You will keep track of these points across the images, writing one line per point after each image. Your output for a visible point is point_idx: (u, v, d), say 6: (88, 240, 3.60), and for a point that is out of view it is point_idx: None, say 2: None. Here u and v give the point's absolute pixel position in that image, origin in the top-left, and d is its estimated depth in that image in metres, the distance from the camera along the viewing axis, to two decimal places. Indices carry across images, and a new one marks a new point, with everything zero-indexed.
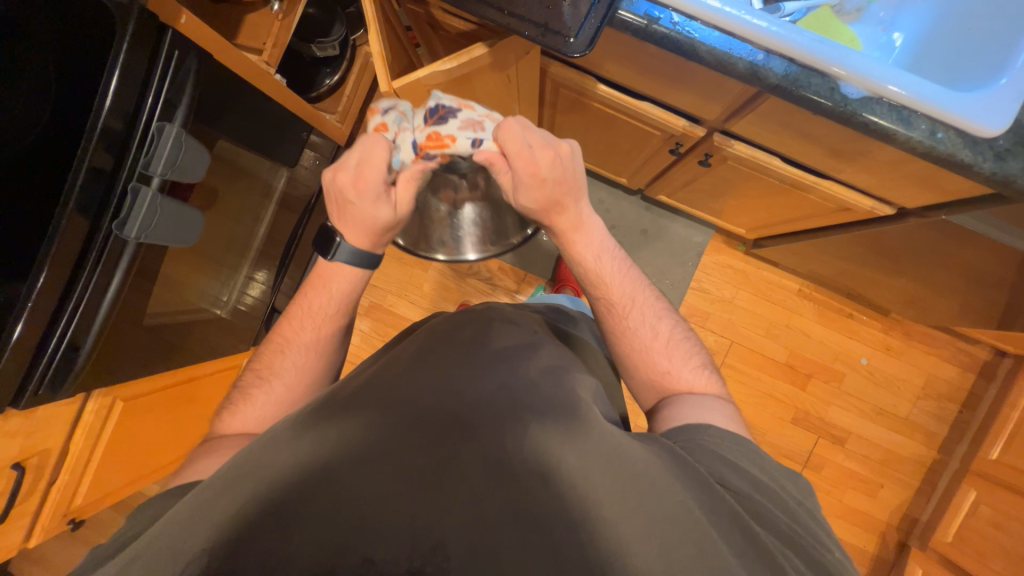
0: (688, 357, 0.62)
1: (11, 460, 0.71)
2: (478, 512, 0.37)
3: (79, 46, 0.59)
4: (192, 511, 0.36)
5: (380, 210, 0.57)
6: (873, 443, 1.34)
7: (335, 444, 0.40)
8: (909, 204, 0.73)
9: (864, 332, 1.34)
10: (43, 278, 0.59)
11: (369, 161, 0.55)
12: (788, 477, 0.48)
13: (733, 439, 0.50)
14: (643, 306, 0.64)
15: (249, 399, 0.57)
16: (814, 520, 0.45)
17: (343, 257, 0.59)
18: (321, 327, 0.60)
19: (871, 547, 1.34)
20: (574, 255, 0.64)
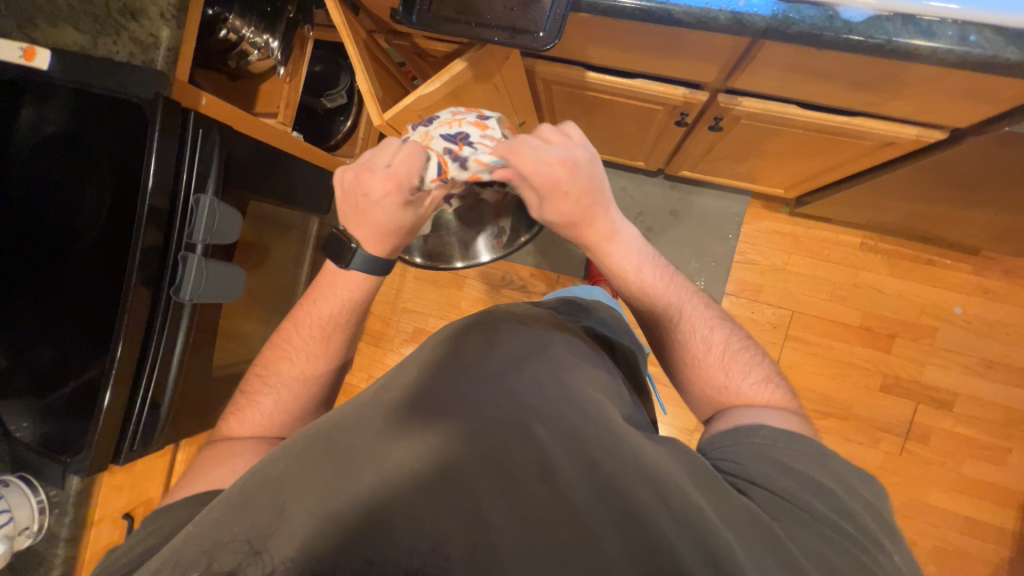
0: (747, 370, 0.58)
1: (120, 512, 0.81)
2: (481, 519, 0.40)
3: (130, 142, 0.69)
4: (222, 516, 0.40)
5: (404, 214, 0.60)
6: (989, 403, 1.16)
7: (350, 467, 0.43)
8: (963, 123, 0.64)
9: (951, 277, 1.18)
10: (122, 347, 0.68)
11: (409, 164, 0.58)
12: (854, 476, 0.45)
13: (788, 436, 0.49)
14: (693, 316, 0.62)
15: (255, 405, 0.60)
16: (877, 520, 0.42)
17: (359, 263, 0.62)
18: (331, 336, 0.64)
19: (1012, 524, 1.15)
20: (613, 266, 0.63)
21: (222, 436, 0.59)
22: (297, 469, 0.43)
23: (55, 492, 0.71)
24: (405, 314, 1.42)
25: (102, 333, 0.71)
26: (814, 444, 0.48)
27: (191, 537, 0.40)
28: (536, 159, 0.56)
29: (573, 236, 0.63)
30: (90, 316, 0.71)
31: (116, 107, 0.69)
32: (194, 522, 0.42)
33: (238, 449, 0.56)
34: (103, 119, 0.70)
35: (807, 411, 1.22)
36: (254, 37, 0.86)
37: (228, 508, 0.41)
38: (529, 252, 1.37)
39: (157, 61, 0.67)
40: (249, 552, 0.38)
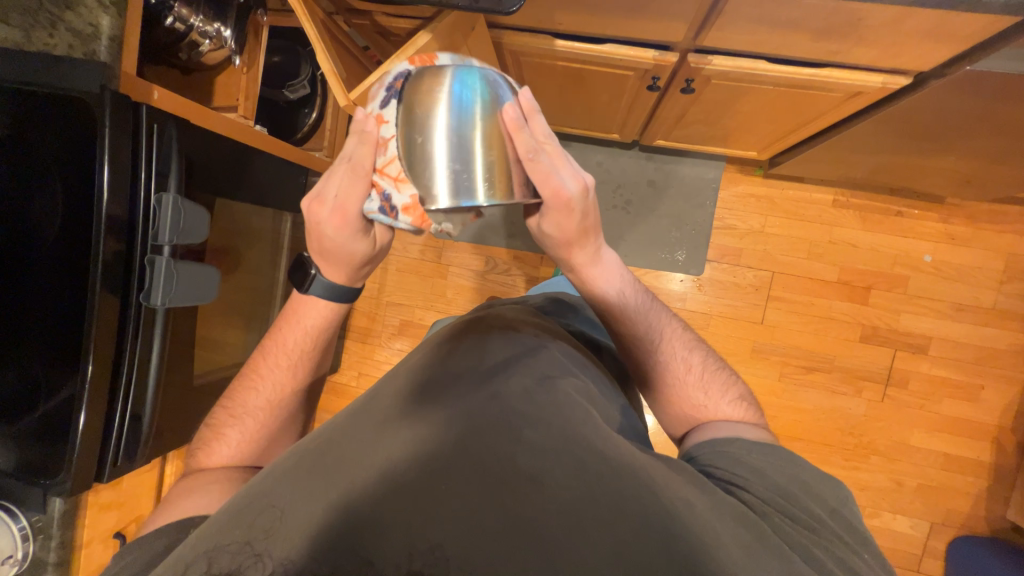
0: (724, 388, 0.60)
1: (111, 530, 0.78)
2: (477, 519, 0.39)
3: (77, 142, 0.65)
4: (220, 526, 0.39)
5: (357, 244, 0.54)
6: (962, 343, 1.22)
7: (339, 473, 0.42)
8: (926, 67, 0.66)
9: (920, 227, 1.22)
10: (93, 362, 0.65)
11: (349, 192, 0.49)
12: (818, 481, 0.49)
13: (759, 446, 0.51)
14: (673, 338, 0.62)
15: (222, 439, 0.59)
16: (842, 524, 0.46)
17: (320, 290, 0.59)
18: (297, 363, 0.61)
19: (987, 456, 1.21)
20: (592, 290, 0.61)
21: (192, 470, 0.58)
22: (289, 481, 0.42)
23: (37, 517, 0.68)
24: (390, 307, 1.40)
25: (70, 350, 0.67)
26: (787, 453, 0.51)
27: (185, 552, 0.39)
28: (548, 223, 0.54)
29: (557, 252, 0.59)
30: (57, 333, 0.68)
31: (60, 106, 0.64)
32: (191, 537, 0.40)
33: (206, 480, 0.54)
34: (46, 120, 0.66)
35: (793, 367, 1.26)
36: (204, 26, 0.82)
37: (221, 519, 0.40)
38: (511, 236, 1.36)
39: (100, 52, 0.63)
40: (249, 554, 0.37)
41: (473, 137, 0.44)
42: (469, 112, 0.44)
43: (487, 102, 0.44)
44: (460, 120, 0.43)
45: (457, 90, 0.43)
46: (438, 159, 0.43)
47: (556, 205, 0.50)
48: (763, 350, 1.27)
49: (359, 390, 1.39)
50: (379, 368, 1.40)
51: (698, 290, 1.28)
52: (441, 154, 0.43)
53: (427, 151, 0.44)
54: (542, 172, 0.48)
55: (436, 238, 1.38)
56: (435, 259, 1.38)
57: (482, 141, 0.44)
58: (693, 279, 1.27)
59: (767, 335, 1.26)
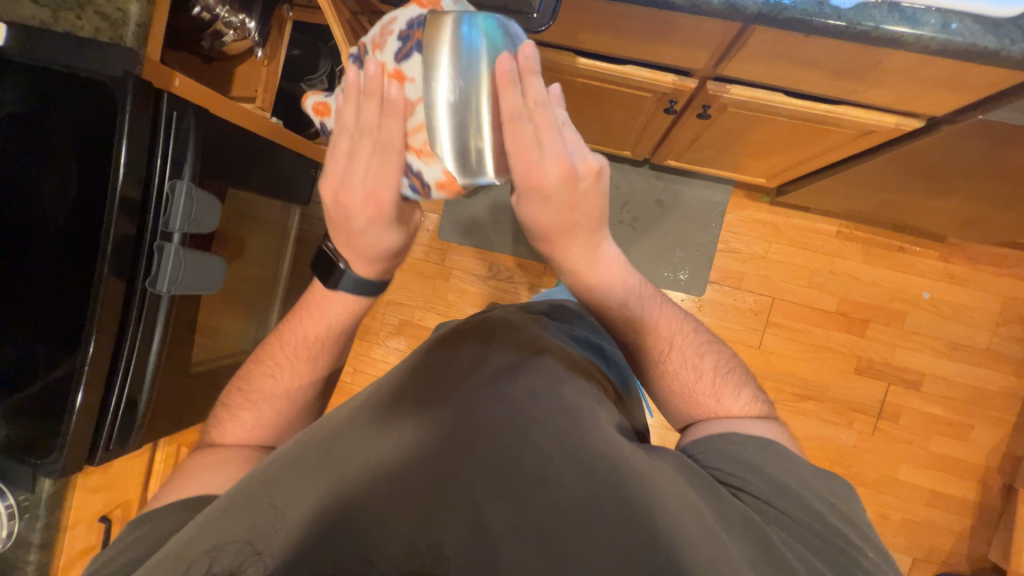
0: (737, 392, 0.58)
1: (96, 514, 0.77)
2: (480, 522, 0.40)
3: (96, 124, 0.66)
4: (219, 521, 0.40)
5: (389, 236, 0.51)
6: (954, 382, 1.23)
7: (341, 470, 0.43)
8: (938, 112, 0.67)
9: (920, 264, 1.23)
10: (93, 344, 0.65)
11: (381, 178, 0.45)
12: (818, 477, 0.48)
13: (759, 442, 0.51)
14: (683, 343, 0.60)
15: (238, 421, 0.59)
16: (845, 523, 0.46)
17: (349, 284, 0.58)
18: (316, 355, 0.62)
19: (972, 496, 1.22)
20: (602, 296, 0.58)
21: (207, 447, 0.58)
22: (292, 479, 0.42)
23: (25, 496, 0.67)
24: (391, 306, 1.40)
25: (71, 330, 0.67)
26: (782, 447, 0.50)
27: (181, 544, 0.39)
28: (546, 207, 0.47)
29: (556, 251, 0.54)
30: (60, 310, 0.68)
31: (81, 87, 0.65)
32: (194, 522, 0.42)
33: (223, 457, 0.55)
34: (66, 99, 0.66)
35: (786, 394, 1.27)
36: (230, 17, 0.82)
37: (219, 514, 0.41)
38: (516, 244, 1.36)
39: (126, 37, 0.64)
40: (250, 551, 0.38)
41: (479, 105, 0.40)
42: (474, 73, 0.39)
43: (497, 49, 0.40)
44: (467, 62, 0.39)
45: (466, 45, 0.39)
46: (443, 131, 0.40)
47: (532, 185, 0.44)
48: (757, 375, 1.27)
49: (353, 387, 1.39)
50: (374, 366, 1.39)
51: (698, 311, 1.28)
52: (443, 126, 0.40)
53: (432, 120, 0.40)
54: (522, 142, 0.42)
55: (441, 240, 1.39)
56: (439, 261, 1.39)
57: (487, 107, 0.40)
58: (694, 300, 1.28)
59: (763, 360, 1.27)
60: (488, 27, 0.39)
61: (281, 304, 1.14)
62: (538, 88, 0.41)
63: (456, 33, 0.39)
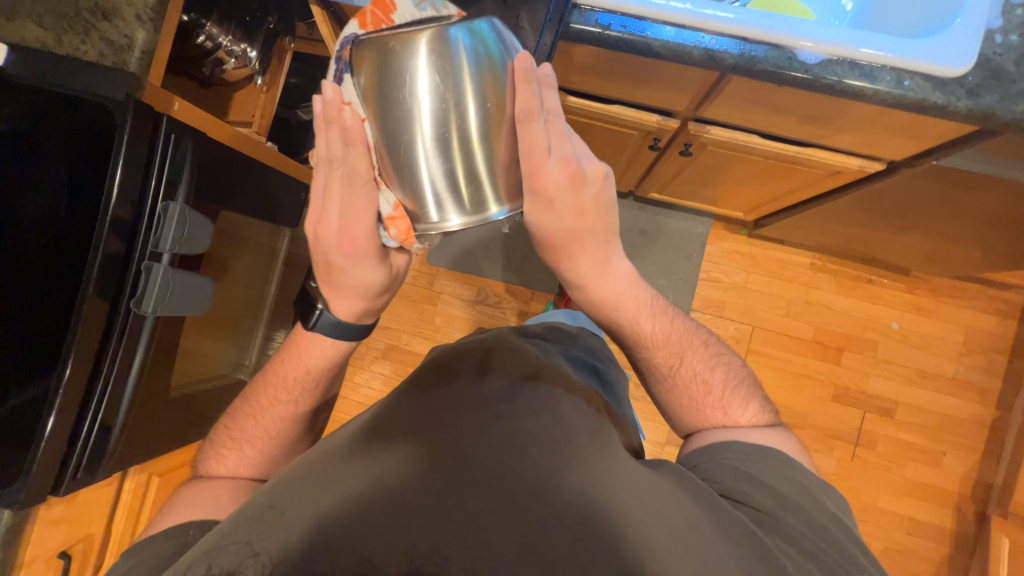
0: (745, 401, 0.58)
1: (57, 549, 0.71)
2: (479, 538, 0.40)
3: (93, 145, 0.66)
4: (225, 534, 0.41)
5: (371, 272, 0.54)
6: (925, 410, 1.28)
7: (342, 486, 0.43)
8: (897, 156, 0.73)
9: (888, 295, 1.30)
10: (71, 366, 0.63)
11: (352, 215, 0.48)
12: (815, 485, 0.49)
13: (760, 451, 0.52)
14: (693, 357, 0.59)
15: (219, 460, 0.58)
16: (844, 531, 0.47)
17: (328, 326, 0.58)
18: (296, 398, 0.60)
19: (948, 523, 1.25)
20: (611, 317, 0.59)
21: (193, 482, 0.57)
22: (296, 492, 0.43)
23: None
24: (377, 330, 1.39)
25: (49, 352, 0.66)
26: (782, 455, 0.51)
27: (186, 558, 0.40)
28: (555, 215, 0.49)
29: (562, 265, 0.54)
30: (39, 331, 0.66)
31: (77, 107, 0.65)
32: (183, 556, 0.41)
33: (204, 492, 0.54)
34: (61, 119, 0.66)
35: None
36: (231, 46, 0.85)
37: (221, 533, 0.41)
38: (505, 270, 1.38)
39: (130, 62, 0.66)
40: (249, 554, 0.39)
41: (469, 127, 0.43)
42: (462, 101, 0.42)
43: (484, 62, 0.41)
44: (454, 79, 0.41)
45: (448, 70, 0.40)
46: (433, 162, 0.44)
47: (535, 191, 0.47)
48: None
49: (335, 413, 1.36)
50: (357, 392, 1.37)
51: None
52: (433, 158, 0.44)
53: (415, 147, 0.43)
54: (534, 141, 0.44)
55: (430, 264, 1.39)
56: (427, 285, 1.39)
57: (478, 133, 0.43)
58: None
59: None
60: (475, 31, 0.40)
61: (265, 327, 1.12)
62: (536, 92, 0.42)
63: (435, 54, 0.40)
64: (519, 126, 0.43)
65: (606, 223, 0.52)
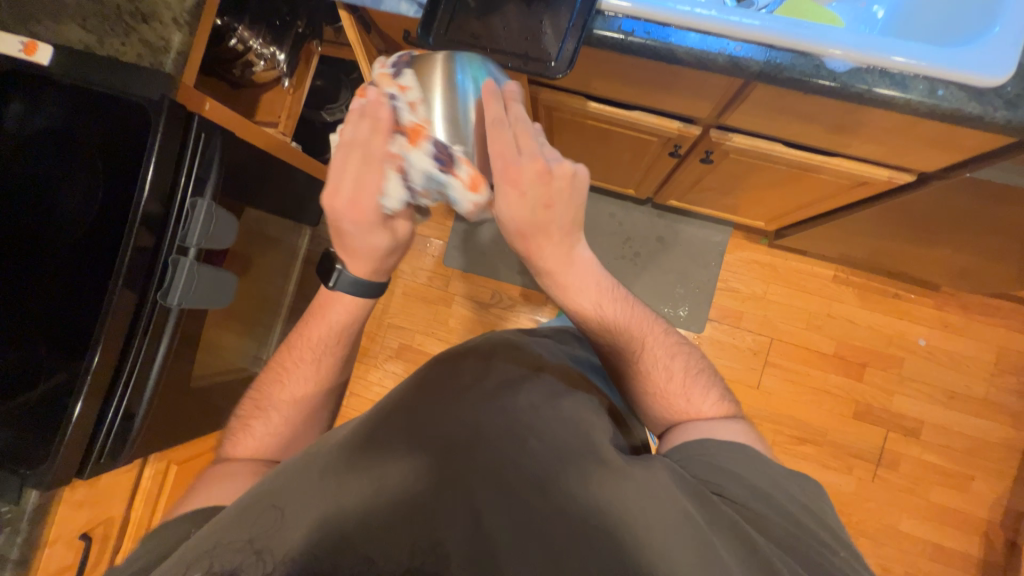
0: (707, 390, 0.59)
1: (78, 531, 0.73)
2: (481, 528, 0.42)
3: (128, 143, 0.69)
4: (230, 522, 0.41)
5: (377, 236, 0.55)
6: (952, 431, 1.23)
7: (344, 483, 0.44)
8: (929, 168, 0.70)
9: (915, 311, 1.26)
10: (100, 354, 0.65)
11: (363, 187, 0.50)
12: (793, 484, 0.49)
13: (732, 445, 0.51)
14: (654, 346, 0.60)
15: (248, 431, 0.59)
16: (828, 529, 0.46)
17: (346, 284, 0.60)
18: (321, 356, 0.62)
19: (975, 551, 1.19)
20: (573, 303, 0.59)
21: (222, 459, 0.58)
22: (294, 489, 0.44)
23: (9, 508, 0.64)
24: (392, 330, 1.40)
25: (77, 342, 0.68)
26: (752, 449, 0.51)
27: (178, 557, 0.39)
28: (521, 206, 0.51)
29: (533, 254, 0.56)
30: (68, 320, 0.69)
31: (115, 105, 0.68)
32: (179, 551, 0.40)
33: (234, 469, 0.55)
34: (98, 117, 0.69)
35: (786, 437, 1.25)
36: (261, 49, 0.88)
37: (223, 522, 0.41)
38: (520, 273, 1.39)
39: (166, 64, 0.68)
40: (249, 551, 0.39)
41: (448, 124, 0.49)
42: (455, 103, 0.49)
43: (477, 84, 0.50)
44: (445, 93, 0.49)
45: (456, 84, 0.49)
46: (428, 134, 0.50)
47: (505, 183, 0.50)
48: (756, 416, 1.27)
49: (348, 410, 1.37)
50: (371, 390, 1.38)
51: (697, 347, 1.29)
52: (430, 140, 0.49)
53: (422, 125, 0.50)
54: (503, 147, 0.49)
55: (446, 266, 1.41)
56: (442, 287, 1.40)
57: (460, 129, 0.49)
58: (694, 336, 1.28)
59: (762, 401, 1.27)
60: (475, 72, 0.50)
61: (284, 322, 1.14)
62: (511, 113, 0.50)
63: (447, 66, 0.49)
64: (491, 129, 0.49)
65: (573, 218, 0.55)
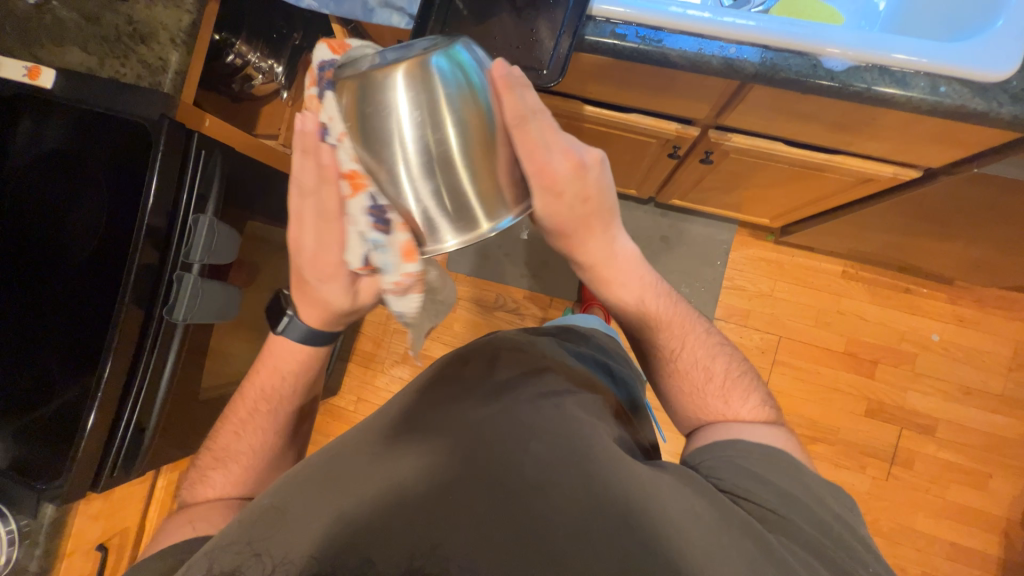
0: (746, 394, 0.56)
1: (93, 542, 0.75)
2: (482, 530, 0.41)
3: (130, 162, 0.70)
4: (239, 530, 0.42)
5: (332, 292, 0.54)
6: (969, 428, 1.20)
7: (350, 486, 0.44)
8: (935, 164, 0.69)
9: (928, 306, 1.23)
10: (109, 368, 0.66)
11: (321, 241, 0.50)
12: (823, 487, 0.47)
13: (764, 450, 0.49)
14: (694, 342, 0.58)
15: (207, 480, 0.59)
16: (852, 531, 0.45)
17: (297, 332, 0.58)
18: (275, 410, 0.60)
19: (994, 549, 1.17)
20: (615, 293, 0.58)
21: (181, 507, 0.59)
22: (298, 496, 0.44)
23: (26, 521, 0.66)
24: (397, 335, 1.41)
25: (87, 357, 0.70)
26: (786, 455, 0.49)
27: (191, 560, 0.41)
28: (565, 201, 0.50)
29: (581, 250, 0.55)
30: (77, 337, 0.70)
31: (118, 126, 0.69)
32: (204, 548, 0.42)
33: (192, 517, 0.56)
34: (101, 138, 0.70)
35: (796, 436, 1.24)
36: (259, 62, 0.89)
37: (238, 526, 0.42)
38: (524, 275, 1.39)
39: (165, 83, 0.69)
40: (249, 554, 0.40)
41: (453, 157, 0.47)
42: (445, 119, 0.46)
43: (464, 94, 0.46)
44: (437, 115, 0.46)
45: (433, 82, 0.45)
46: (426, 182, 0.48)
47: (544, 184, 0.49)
48: None
49: (356, 416, 1.39)
50: (378, 395, 1.39)
51: None
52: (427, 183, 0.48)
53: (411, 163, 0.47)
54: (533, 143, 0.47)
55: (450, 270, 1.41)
56: None
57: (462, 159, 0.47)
58: None
59: None
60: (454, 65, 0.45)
61: None
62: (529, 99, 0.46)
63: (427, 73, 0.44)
64: (514, 131, 0.47)
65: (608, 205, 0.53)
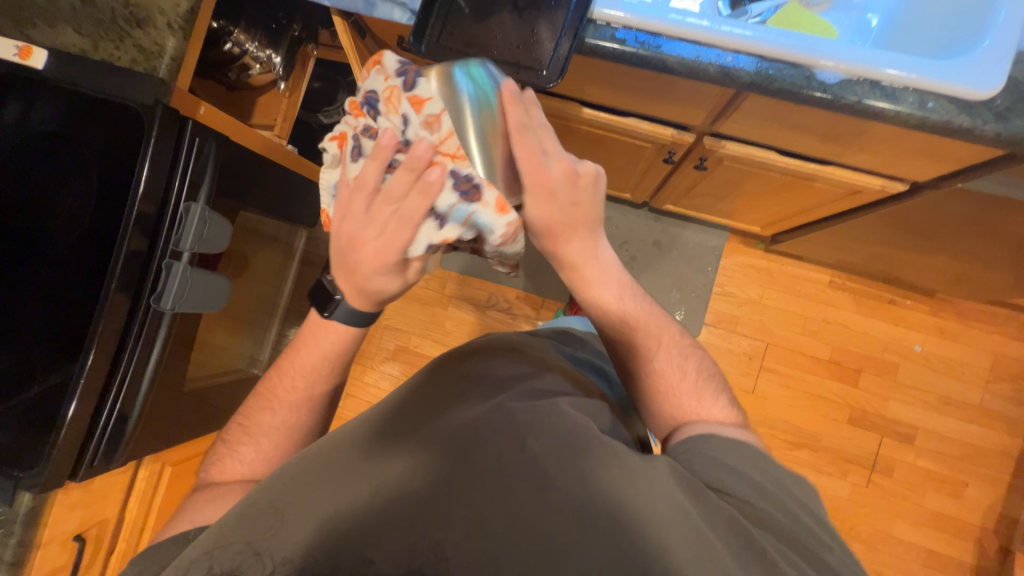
0: (716, 395, 0.58)
1: (71, 533, 0.73)
2: (480, 529, 0.41)
3: (121, 147, 0.69)
4: (233, 522, 0.42)
5: (389, 282, 0.51)
6: (946, 438, 1.23)
7: (346, 483, 0.44)
8: (921, 178, 0.70)
9: (911, 317, 1.26)
10: (93, 356, 0.65)
11: (387, 237, 0.47)
12: (795, 482, 0.48)
13: (739, 445, 0.50)
14: (669, 343, 0.60)
15: (236, 456, 0.58)
16: (827, 525, 0.46)
17: (342, 315, 0.56)
18: (313, 386, 0.59)
19: (968, 556, 1.20)
20: (591, 295, 0.58)
21: (207, 479, 0.58)
22: (291, 492, 0.44)
23: (4, 510, 0.65)
24: (388, 331, 1.40)
25: (72, 344, 0.69)
26: (760, 452, 0.50)
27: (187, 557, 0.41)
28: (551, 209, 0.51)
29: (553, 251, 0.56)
30: (63, 323, 0.69)
31: (110, 110, 0.68)
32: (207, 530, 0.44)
33: (221, 494, 0.55)
34: (92, 121, 0.69)
35: (780, 442, 1.26)
36: (257, 52, 0.88)
37: (233, 521, 0.42)
38: (516, 275, 1.39)
39: (160, 69, 0.68)
40: (249, 553, 0.40)
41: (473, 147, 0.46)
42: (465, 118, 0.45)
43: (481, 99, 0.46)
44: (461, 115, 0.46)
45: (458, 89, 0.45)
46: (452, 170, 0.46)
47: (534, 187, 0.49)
48: (751, 421, 1.27)
49: (343, 411, 1.38)
50: (367, 391, 1.38)
51: None
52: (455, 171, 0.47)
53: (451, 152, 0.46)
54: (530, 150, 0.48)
55: (443, 268, 1.41)
56: (438, 289, 1.40)
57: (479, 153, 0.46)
58: None
59: (757, 406, 1.27)
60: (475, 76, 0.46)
61: (280, 323, 1.15)
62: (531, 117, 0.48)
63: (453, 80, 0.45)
64: (515, 136, 0.47)
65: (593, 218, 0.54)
